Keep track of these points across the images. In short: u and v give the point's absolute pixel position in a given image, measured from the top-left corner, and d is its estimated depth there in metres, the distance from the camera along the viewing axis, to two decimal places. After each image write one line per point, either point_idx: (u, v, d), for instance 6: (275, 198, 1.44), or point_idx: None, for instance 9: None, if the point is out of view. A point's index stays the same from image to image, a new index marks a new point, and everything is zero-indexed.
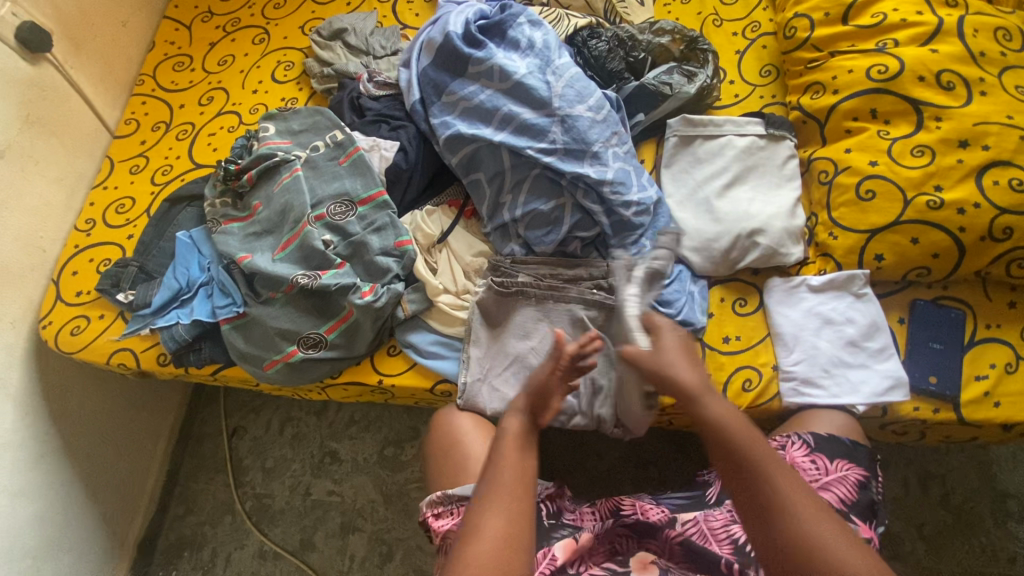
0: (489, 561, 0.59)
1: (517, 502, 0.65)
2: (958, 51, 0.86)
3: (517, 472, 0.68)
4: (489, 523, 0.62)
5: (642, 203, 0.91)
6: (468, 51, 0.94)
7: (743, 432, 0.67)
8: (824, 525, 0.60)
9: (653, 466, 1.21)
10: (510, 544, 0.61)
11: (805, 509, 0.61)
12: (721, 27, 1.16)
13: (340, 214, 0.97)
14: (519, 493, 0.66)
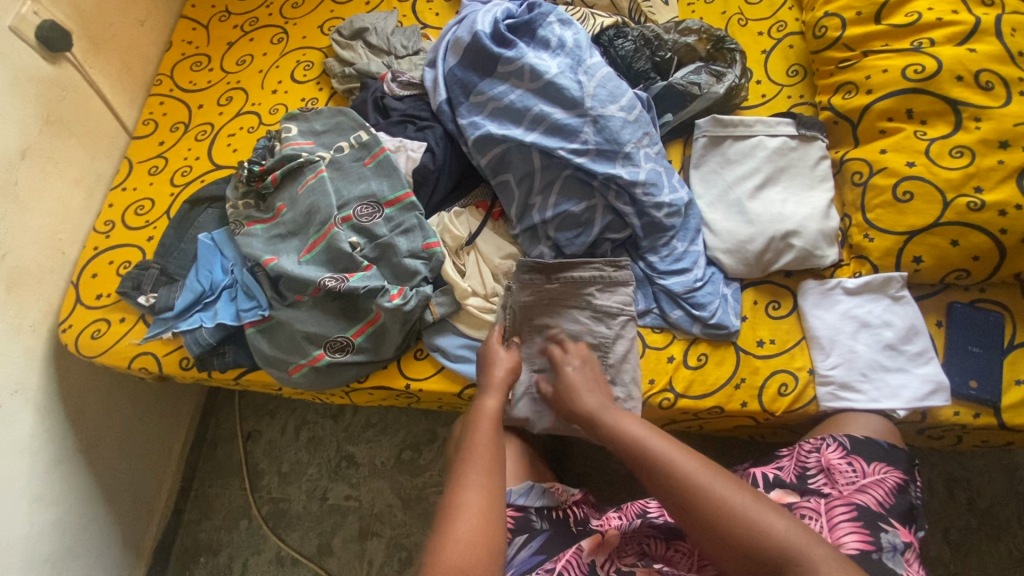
0: (468, 528, 0.65)
1: (488, 477, 0.71)
2: (997, 51, 0.85)
3: (491, 452, 0.75)
4: (467, 501, 0.68)
5: (674, 205, 0.91)
6: (497, 51, 0.92)
7: (651, 433, 0.73)
8: (749, 498, 0.63)
9: None
10: (487, 518, 0.67)
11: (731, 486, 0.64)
12: (746, 27, 1.15)
13: (367, 215, 0.95)
14: (490, 471, 0.72)
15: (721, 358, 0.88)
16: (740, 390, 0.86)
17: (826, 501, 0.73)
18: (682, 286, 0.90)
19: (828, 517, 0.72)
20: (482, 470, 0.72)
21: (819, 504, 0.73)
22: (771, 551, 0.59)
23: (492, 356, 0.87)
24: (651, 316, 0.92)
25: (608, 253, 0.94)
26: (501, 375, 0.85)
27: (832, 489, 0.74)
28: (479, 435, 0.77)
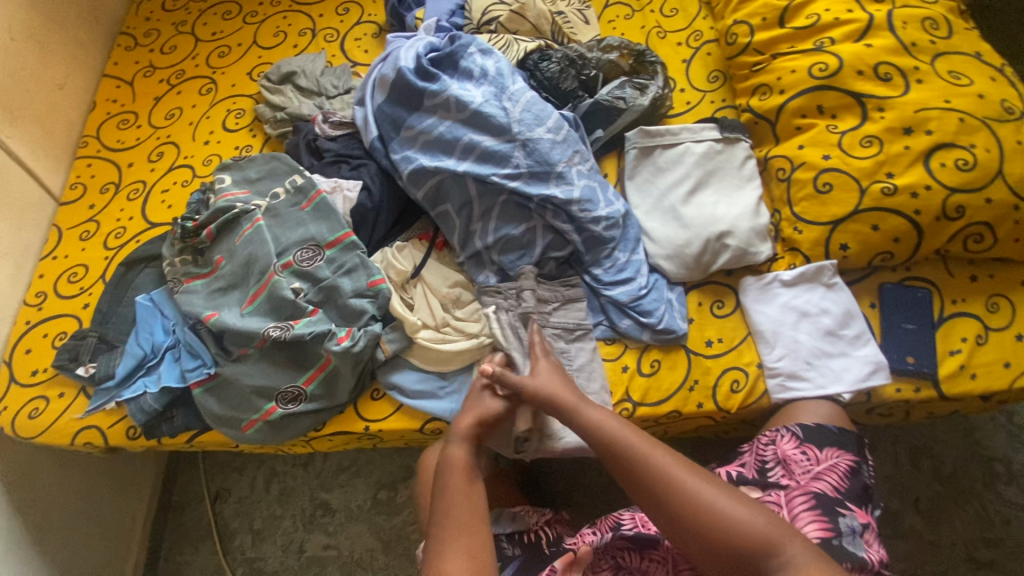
0: None
1: (471, 537, 0.66)
2: (892, 44, 0.90)
3: (469, 508, 0.69)
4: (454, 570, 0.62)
5: (611, 218, 0.93)
6: (421, 85, 0.93)
7: (622, 432, 0.73)
8: (718, 494, 0.65)
9: None
10: None
11: (699, 484, 0.67)
12: (666, 39, 1.20)
13: (308, 260, 0.94)
14: (472, 525, 0.67)
15: (673, 362, 0.90)
16: (695, 392, 0.88)
17: (785, 493, 0.75)
18: (627, 295, 0.91)
19: (789, 508, 0.73)
20: (462, 529, 0.66)
21: (780, 496, 0.75)
22: (750, 544, 0.61)
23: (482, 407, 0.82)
24: (601, 329, 0.93)
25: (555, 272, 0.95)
26: (469, 422, 0.80)
27: (791, 480, 0.76)
28: (451, 491, 0.71)
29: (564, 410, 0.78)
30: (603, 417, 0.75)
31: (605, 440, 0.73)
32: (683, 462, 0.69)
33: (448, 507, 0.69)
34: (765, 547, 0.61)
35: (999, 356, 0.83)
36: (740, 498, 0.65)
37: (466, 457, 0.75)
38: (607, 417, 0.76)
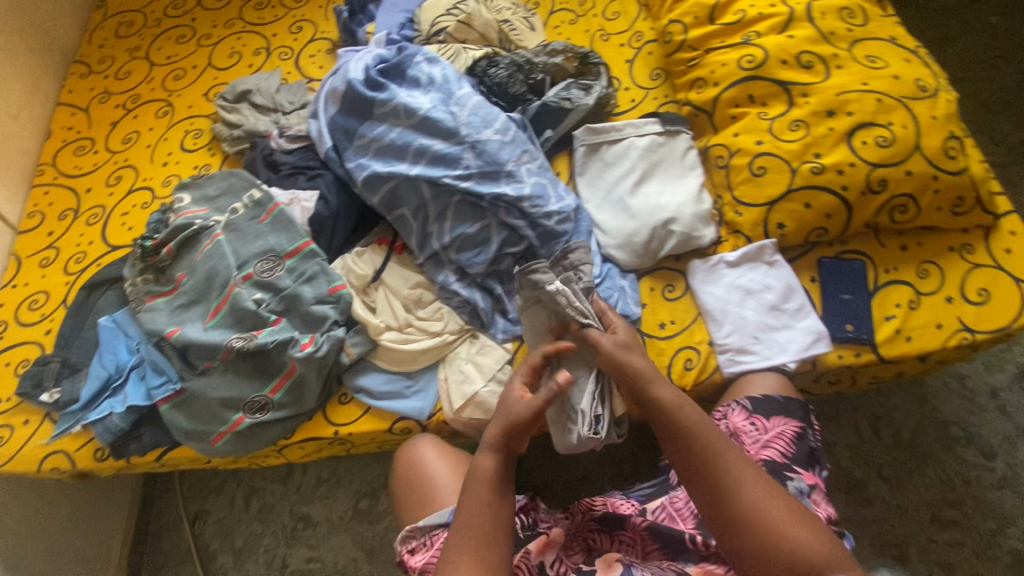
0: None
1: (489, 547, 0.68)
2: (811, 34, 0.96)
3: (490, 520, 0.70)
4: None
5: (562, 212, 0.97)
6: (371, 95, 0.96)
7: (698, 423, 0.72)
8: (783, 515, 0.64)
9: (628, 463, 1.23)
10: None
11: (766, 501, 0.65)
12: (609, 41, 1.26)
13: (268, 270, 0.96)
14: (489, 535, 0.69)
15: None
16: None
17: None
18: None
19: None
20: (479, 541, 0.68)
21: None
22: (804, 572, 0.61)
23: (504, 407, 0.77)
24: None
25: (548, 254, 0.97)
26: (497, 432, 0.76)
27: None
28: (476, 500, 0.71)
29: (639, 387, 0.78)
30: (680, 405, 0.74)
31: (678, 426, 0.73)
32: (752, 474, 0.67)
33: (470, 515, 0.70)
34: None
35: (931, 318, 0.88)
36: (808, 524, 0.64)
37: (494, 470, 0.73)
38: (685, 406, 0.74)
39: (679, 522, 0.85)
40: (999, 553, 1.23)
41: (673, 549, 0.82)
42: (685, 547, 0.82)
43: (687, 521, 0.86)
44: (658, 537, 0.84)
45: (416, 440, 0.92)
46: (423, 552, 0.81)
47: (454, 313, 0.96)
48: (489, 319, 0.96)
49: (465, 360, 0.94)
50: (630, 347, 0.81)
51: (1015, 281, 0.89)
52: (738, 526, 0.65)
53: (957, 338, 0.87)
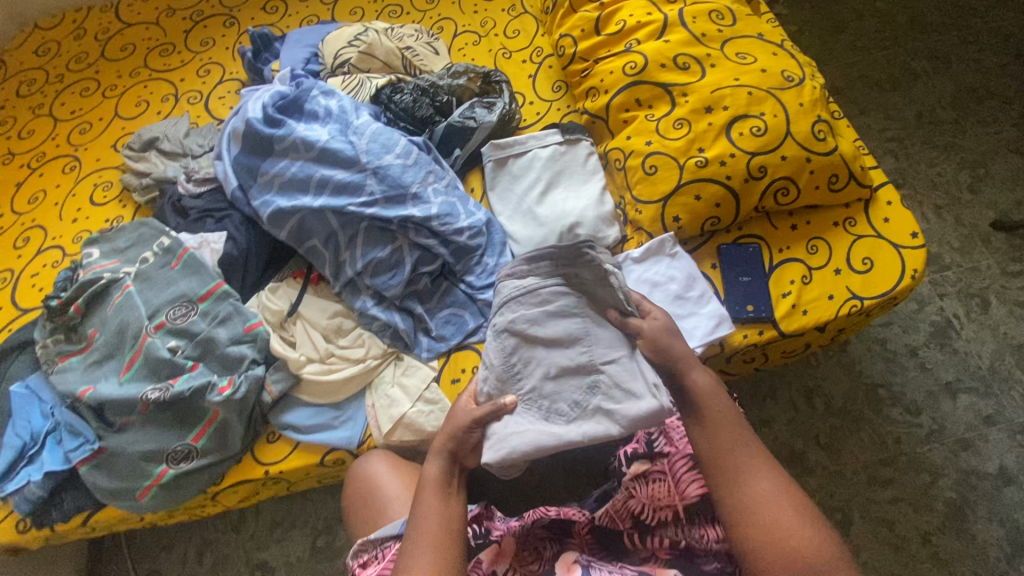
0: None
1: (440, 554, 0.67)
2: (685, 37, 1.02)
3: (438, 523, 0.69)
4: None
5: (473, 227, 1.00)
6: (269, 133, 0.97)
7: (726, 414, 0.73)
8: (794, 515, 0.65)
9: None
10: None
11: (781, 496, 0.67)
12: (512, 58, 1.30)
13: (181, 316, 0.95)
14: (441, 542, 0.68)
15: None
16: None
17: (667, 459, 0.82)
18: None
19: (672, 473, 0.80)
20: (431, 545, 0.67)
21: (665, 465, 0.81)
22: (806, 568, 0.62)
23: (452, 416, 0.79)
24: (483, 331, 0.98)
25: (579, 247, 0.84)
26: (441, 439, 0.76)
27: (672, 446, 0.82)
28: (424, 508, 0.71)
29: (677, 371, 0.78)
30: (715, 395, 0.75)
31: (708, 412, 0.74)
32: (771, 472, 0.68)
33: (421, 524, 0.70)
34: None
35: (823, 291, 0.94)
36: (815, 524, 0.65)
37: (439, 474, 0.73)
38: (720, 395, 0.75)
39: (619, 523, 0.82)
40: (935, 505, 1.29)
41: (614, 552, 0.84)
42: (626, 547, 0.83)
43: (625, 521, 0.82)
44: (603, 543, 0.85)
45: (366, 458, 0.91)
46: (374, 565, 0.77)
47: (376, 338, 0.97)
48: (412, 340, 0.97)
49: (392, 383, 0.95)
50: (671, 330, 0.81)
51: (895, 247, 0.95)
52: (749, 518, 0.66)
53: (848, 307, 0.92)
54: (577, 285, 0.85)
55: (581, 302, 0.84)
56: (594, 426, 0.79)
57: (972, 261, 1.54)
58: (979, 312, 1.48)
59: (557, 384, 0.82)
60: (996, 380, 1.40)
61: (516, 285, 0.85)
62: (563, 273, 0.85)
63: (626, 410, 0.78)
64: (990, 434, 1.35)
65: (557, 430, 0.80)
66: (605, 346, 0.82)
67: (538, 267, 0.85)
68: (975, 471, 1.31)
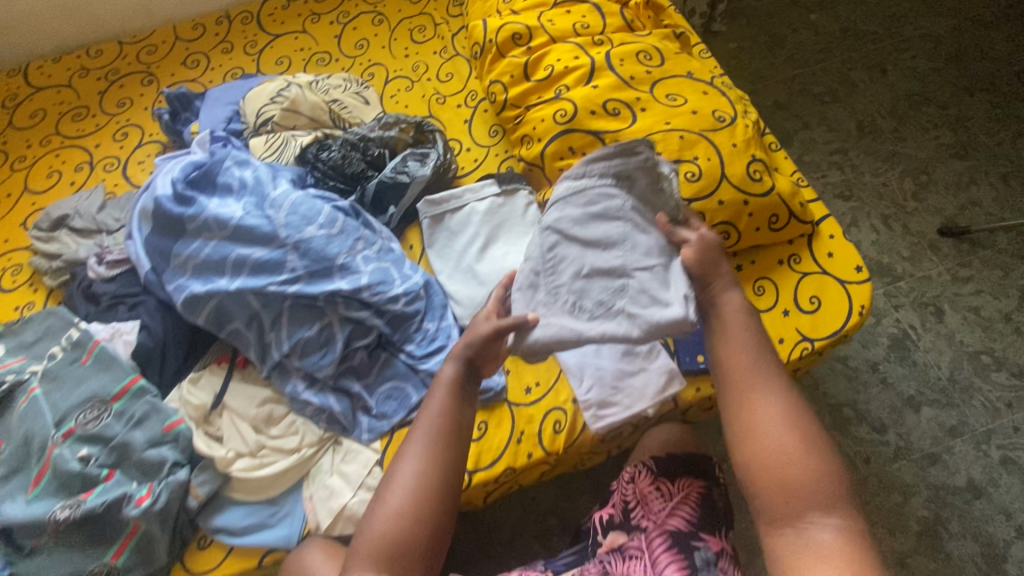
0: (394, 502, 0.65)
1: (438, 459, 0.67)
2: (614, 81, 0.99)
3: (444, 430, 0.69)
4: (398, 476, 0.67)
5: (409, 292, 0.94)
6: (179, 212, 0.90)
7: (763, 328, 0.72)
8: (802, 445, 0.64)
9: (551, 514, 1.19)
10: (414, 490, 0.65)
11: (798, 419, 0.66)
12: (446, 103, 1.26)
13: (92, 420, 0.87)
14: (443, 446, 0.68)
15: (498, 419, 0.91)
16: (523, 443, 0.89)
17: (644, 533, 0.80)
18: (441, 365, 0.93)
19: (649, 552, 0.78)
20: (428, 448, 0.68)
21: (642, 540, 0.79)
22: (798, 496, 0.62)
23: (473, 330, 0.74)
24: None
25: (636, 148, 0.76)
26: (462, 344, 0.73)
27: (649, 520, 0.80)
28: (433, 406, 0.70)
29: (709, 292, 0.74)
30: (743, 319, 0.72)
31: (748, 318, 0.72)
32: (798, 402, 0.66)
33: (427, 426, 0.69)
34: (809, 507, 0.61)
35: (773, 335, 0.91)
36: (822, 457, 0.63)
37: (453, 378, 0.71)
38: (750, 318, 0.72)
39: None
40: (908, 525, 1.28)
41: None
42: None
43: None
44: None
45: (303, 548, 0.82)
46: None
47: (311, 424, 0.91)
48: (351, 422, 0.91)
49: (333, 470, 0.89)
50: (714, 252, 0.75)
51: (840, 283, 0.93)
52: (754, 441, 0.65)
53: (799, 349, 0.90)
54: (628, 189, 0.76)
55: (626, 206, 0.76)
56: (615, 327, 0.73)
57: (923, 269, 1.54)
58: (934, 321, 1.48)
59: (587, 281, 0.74)
60: (957, 390, 1.40)
61: (569, 180, 0.77)
62: (622, 178, 0.76)
63: (651, 315, 0.73)
64: (955, 446, 1.35)
65: (577, 326, 0.73)
66: (645, 252, 0.75)
67: (592, 164, 0.76)
68: (945, 485, 1.31)
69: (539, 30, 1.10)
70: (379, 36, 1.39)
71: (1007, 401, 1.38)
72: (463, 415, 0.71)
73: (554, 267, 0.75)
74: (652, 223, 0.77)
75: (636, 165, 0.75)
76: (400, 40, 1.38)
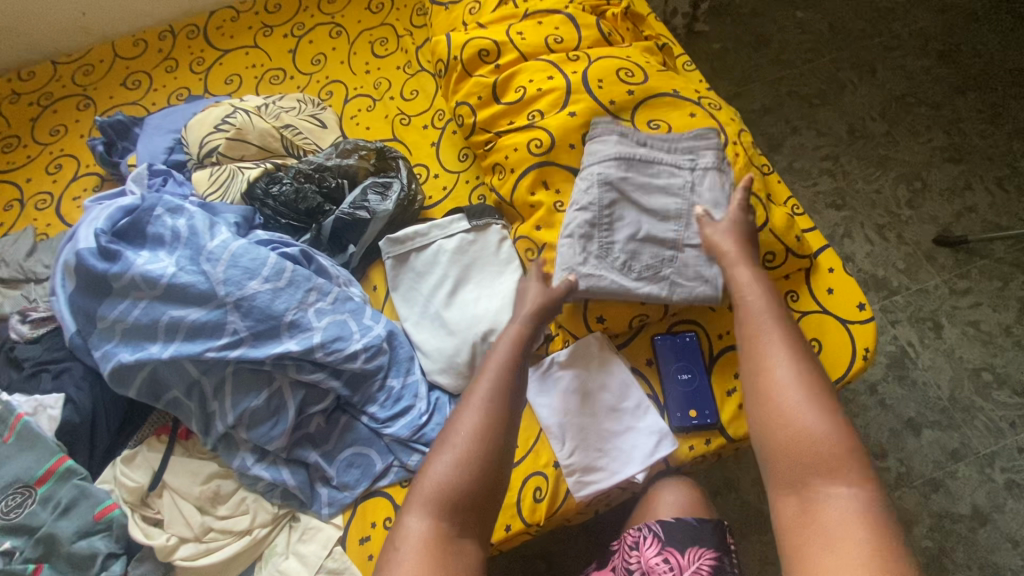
0: (454, 456, 0.61)
1: (504, 417, 0.65)
2: (590, 106, 0.90)
3: (512, 388, 0.67)
4: (461, 423, 0.63)
5: (370, 348, 0.85)
6: (102, 269, 0.80)
7: (762, 302, 0.70)
8: (810, 400, 0.60)
9: (540, 558, 1.11)
10: (482, 438, 0.62)
11: (810, 386, 0.61)
12: (411, 124, 1.16)
13: (17, 507, 0.77)
14: (511, 405, 0.66)
15: None
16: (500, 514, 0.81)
17: None
18: (408, 429, 0.84)
19: None
20: (494, 400, 0.65)
21: None
22: (805, 454, 0.57)
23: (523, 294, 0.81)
24: (393, 472, 0.84)
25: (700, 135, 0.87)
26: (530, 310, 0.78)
27: None
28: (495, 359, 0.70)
29: (720, 262, 0.77)
30: (749, 277, 0.74)
31: (748, 299, 0.72)
32: (808, 372, 0.62)
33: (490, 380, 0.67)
34: (812, 465, 0.57)
35: None
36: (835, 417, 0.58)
37: (518, 335, 0.73)
38: (764, 290, 0.72)
39: None
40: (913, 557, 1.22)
41: None
42: None
43: None
44: None
45: None
46: None
47: (263, 500, 0.81)
48: (309, 496, 0.82)
49: (289, 552, 0.80)
50: (732, 227, 0.79)
51: (842, 323, 0.85)
52: (772, 406, 0.61)
53: None
54: (692, 168, 0.85)
55: (688, 186, 0.84)
56: (658, 290, 0.82)
57: (920, 281, 1.48)
58: (932, 337, 1.42)
59: (641, 244, 0.83)
60: (958, 410, 1.34)
61: (630, 148, 0.85)
62: (692, 155, 0.86)
63: (693, 288, 0.82)
64: (958, 470, 1.29)
65: (626, 283, 0.82)
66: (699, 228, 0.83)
67: (652, 137, 0.87)
68: (948, 513, 1.25)
69: (507, 46, 1.00)
70: (337, 51, 1.28)
71: (1010, 420, 1.32)
72: (523, 372, 0.70)
73: (610, 224, 0.83)
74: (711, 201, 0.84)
75: (709, 148, 0.86)
76: (360, 54, 1.27)
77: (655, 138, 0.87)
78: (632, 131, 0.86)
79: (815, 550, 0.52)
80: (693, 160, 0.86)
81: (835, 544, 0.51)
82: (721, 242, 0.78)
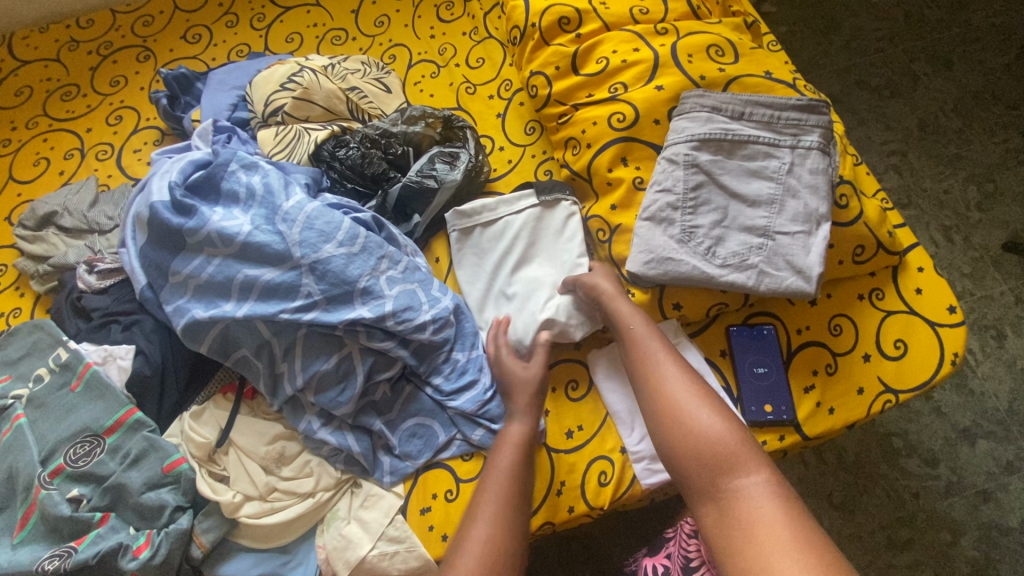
0: None
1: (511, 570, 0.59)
2: (681, 81, 0.86)
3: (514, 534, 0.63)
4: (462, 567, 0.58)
5: (438, 319, 0.82)
6: (177, 224, 0.79)
7: (641, 332, 0.74)
8: (705, 409, 0.63)
9: (578, 541, 1.10)
10: None
11: (696, 399, 0.64)
12: (476, 93, 1.12)
13: (84, 456, 0.77)
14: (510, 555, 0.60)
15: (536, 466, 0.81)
16: (563, 496, 0.80)
17: None
18: (473, 403, 0.82)
19: None
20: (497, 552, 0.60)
21: None
22: (715, 460, 0.58)
23: (516, 379, 0.80)
24: (455, 445, 0.83)
25: (803, 110, 0.80)
26: (520, 433, 0.75)
27: None
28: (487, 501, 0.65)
29: (599, 298, 0.80)
30: (629, 309, 0.76)
31: (629, 332, 0.74)
32: (696, 386, 0.66)
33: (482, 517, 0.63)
34: (723, 469, 0.57)
35: (851, 383, 0.81)
36: (728, 418, 0.62)
37: (507, 473, 0.69)
38: (637, 320, 0.75)
39: None
40: (956, 566, 1.19)
41: None
42: None
43: None
44: None
45: None
46: None
47: (327, 465, 0.81)
48: (371, 463, 0.81)
49: (350, 518, 0.80)
50: (606, 273, 0.83)
51: (930, 325, 0.82)
52: (680, 421, 0.62)
53: (881, 402, 0.80)
54: (792, 149, 0.80)
55: (785, 168, 0.79)
56: (743, 278, 0.77)
57: (985, 288, 1.42)
58: (994, 346, 1.37)
59: (727, 230, 0.79)
60: (1015, 423, 1.30)
61: (722, 126, 0.80)
62: (794, 129, 0.80)
63: (783, 279, 0.77)
64: (1011, 483, 1.25)
65: (710, 270, 0.78)
66: (792, 219, 0.77)
67: (750, 110, 0.81)
68: (997, 525, 1.22)
69: (590, 14, 0.96)
70: (401, 13, 1.24)
71: None
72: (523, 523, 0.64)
73: (695, 207, 0.80)
74: (810, 186, 0.78)
75: (814, 122, 0.80)
76: (425, 17, 1.22)
77: (753, 108, 0.81)
78: (726, 104, 0.81)
79: (740, 546, 0.51)
80: (795, 136, 0.80)
81: (756, 535, 0.51)
82: (598, 280, 0.81)
